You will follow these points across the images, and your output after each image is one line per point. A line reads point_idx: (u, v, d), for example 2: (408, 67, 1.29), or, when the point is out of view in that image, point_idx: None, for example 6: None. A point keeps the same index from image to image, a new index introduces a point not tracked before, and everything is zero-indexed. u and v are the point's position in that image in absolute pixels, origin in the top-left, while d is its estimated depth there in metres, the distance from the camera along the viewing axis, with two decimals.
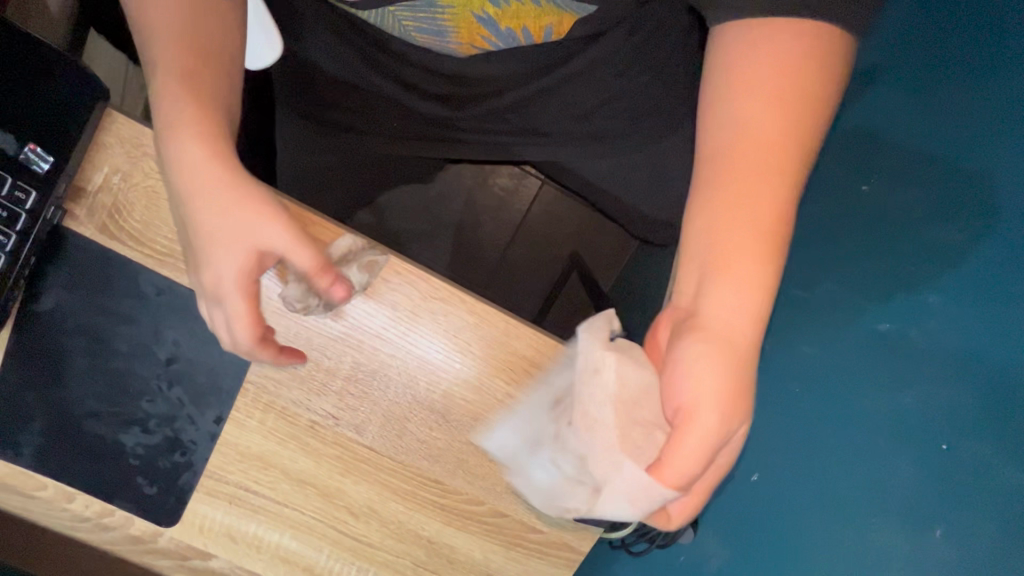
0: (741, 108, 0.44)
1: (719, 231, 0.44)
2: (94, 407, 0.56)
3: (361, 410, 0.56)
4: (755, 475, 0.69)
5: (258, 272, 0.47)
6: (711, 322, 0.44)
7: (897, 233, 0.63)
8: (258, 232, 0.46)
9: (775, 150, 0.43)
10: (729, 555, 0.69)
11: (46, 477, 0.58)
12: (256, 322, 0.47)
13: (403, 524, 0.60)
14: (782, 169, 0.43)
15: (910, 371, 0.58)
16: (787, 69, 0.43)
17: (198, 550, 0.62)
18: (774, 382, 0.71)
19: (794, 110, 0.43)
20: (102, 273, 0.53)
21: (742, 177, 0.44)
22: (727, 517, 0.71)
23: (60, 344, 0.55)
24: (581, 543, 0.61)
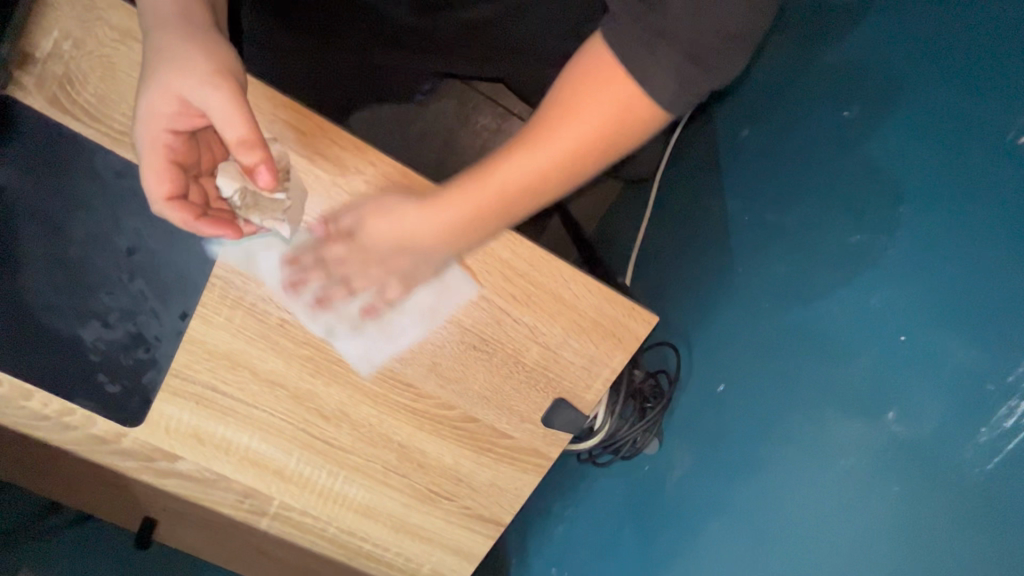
0: (580, 86, 0.44)
1: (478, 172, 0.47)
2: (50, 298, 0.54)
3: (332, 310, 0.55)
4: (722, 385, 0.68)
5: (181, 124, 0.47)
6: (378, 209, 0.50)
7: (899, 181, 0.54)
8: (193, 82, 0.45)
9: (549, 144, 0.45)
10: (693, 461, 0.69)
11: (1, 374, 0.57)
12: (168, 177, 0.47)
13: (374, 428, 0.60)
14: (563, 152, 0.45)
15: (873, 275, 0.54)
16: (624, 104, 0.43)
17: (165, 452, 0.61)
18: (738, 301, 0.71)
19: (579, 135, 0.45)
20: (49, 149, 0.50)
21: (526, 151, 0.46)
22: (696, 429, 0.70)
23: (10, 228, 0.52)
24: (550, 449, 0.62)
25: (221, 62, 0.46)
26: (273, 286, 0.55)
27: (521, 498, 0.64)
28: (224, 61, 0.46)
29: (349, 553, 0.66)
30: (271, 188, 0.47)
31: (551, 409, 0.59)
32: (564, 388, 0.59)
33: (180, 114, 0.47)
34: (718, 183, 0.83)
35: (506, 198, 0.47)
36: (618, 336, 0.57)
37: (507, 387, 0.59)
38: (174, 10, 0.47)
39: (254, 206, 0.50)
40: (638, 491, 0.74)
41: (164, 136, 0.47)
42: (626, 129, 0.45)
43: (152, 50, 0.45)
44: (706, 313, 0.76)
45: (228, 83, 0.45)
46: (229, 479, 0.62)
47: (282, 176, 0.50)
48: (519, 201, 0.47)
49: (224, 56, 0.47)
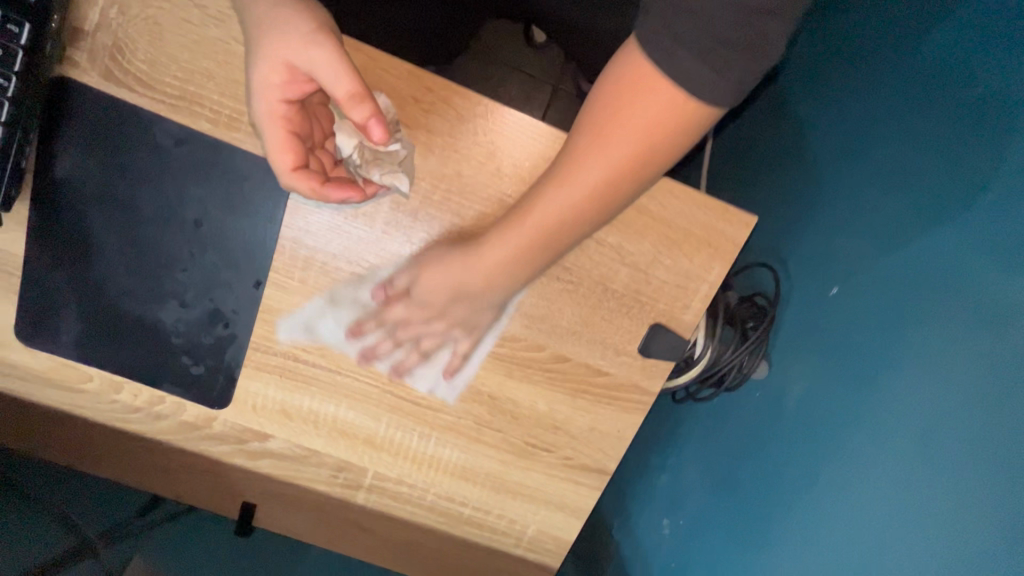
0: (614, 97, 0.42)
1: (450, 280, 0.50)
2: (125, 284, 0.54)
3: (405, 257, 0.53)
4: (835, 288, 0.58)
5: (293, 91, 0.46)
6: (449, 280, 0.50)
7: (1003, 37, 0.46)
8: (297, 41, 0.44)
9: (543, 206, 0.45)
10: (812, 374, 0.57)
11: (91, 368, 0.57)
12: (288, 145, 0.45)
13: (462, 381, 0.57)
14: (610, 162, 0.43)
15: (1010, 126, 0.44)
16: (613, 173, 0.44)
17: (255, 432, 0.60)
18: (837, 206, 0.62)
19: (611, 160, 0.43)
20: (108, 125, 0.49)
21: (518, 227, 0.46)
22: (807, 337, 0.59)
23: (81, 215, 0.52)
24: (651, 383, 0.57)
25: (319, 20, 0.45)
26: (342, 238, 0.53)
27: (625, 442, 0.59)
28: (323, 19, 0.45)
29: (451, 521, 0.63)
30: (384, 145, 0.45)
31: (648, 337, 0.55)
32: (660, 312, 0.54)
33: (289, 82, 0.45)
34: (783, 94, 0.77)
35: (496, 277, 0.49)
36: (714, 245, 0.52)
37: (598, 318, 0.55)
38: None
39: (374, 161, 0.48)
40: (745, 426, 0.63)
41: (277, 104, 0.45)
42: (626, 179, 0.44)
43: (252, 23, 0.44)
44: (794, 226, 0.68)
45: (331, 39, 0.44)
46: (321, 454, 0.60)
47: (392, 128, 0.48)
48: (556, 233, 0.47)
49: (317, 13, 0.45)
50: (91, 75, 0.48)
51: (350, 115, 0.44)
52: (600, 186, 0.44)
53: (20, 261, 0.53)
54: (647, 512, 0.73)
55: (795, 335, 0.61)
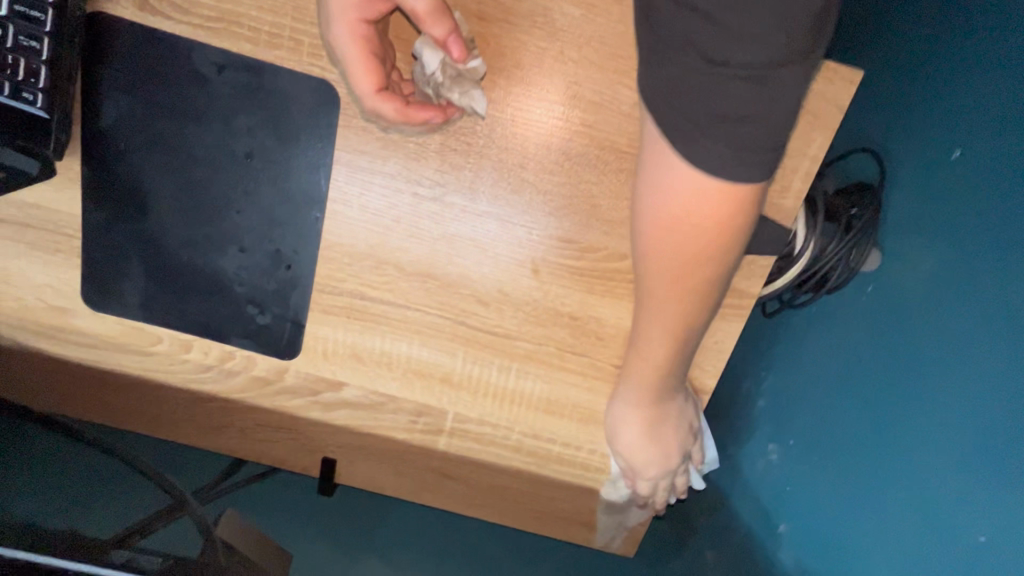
0: (660, 228, 0.36)
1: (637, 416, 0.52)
2: (182, 233, 0.52)
3: (469, 169, 0.49)
4: (956, 151, 0.49)
5: (373, 11, 0.43)
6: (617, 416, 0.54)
7: None
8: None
9: (644, 360, 0.46)
10: (939, 256, 0.49)
11: (159, 328, 0.55)
12: (370, 69, 0.44)
13: (540, 303, 0.53)
14: (673, 281, 0.38)
15: None
16: (686, 290, 0.38)
17: (328, 381, 0.57)
18: (939, 62, 0.53)
19: (677, 303, 0.39)
20: (149, 61, 0.47)
21: (648, 373, 0.47)
22: (925, 215, 0.51)
23: (130, 163, 0.49)
24: (750, 283, 0.51)
25: None
26: (400, 155, 0.49)
27: (724, 354, 0.54)
28: None
29: (540, 461, 0.59)
30: (463, 62, 0.45)
31: None
32: None
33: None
34: None
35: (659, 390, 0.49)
36: (813, 112, 0.46)
37: None
38: None
39: (455, 80, 0.45)
40: (852, 330, 0.56)
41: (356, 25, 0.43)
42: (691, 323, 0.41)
43: None
44: (875, 99, 0.60)
45: None
46: (398, 399, 0.57)
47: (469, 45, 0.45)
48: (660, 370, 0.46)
49: None
50: (127, 7, 0.46)
51: (429, 29, 0.43)
52: (684, 294, 0.39)
53: (77, 221, 0.52)
54: (740, 444, 0.67)
55: (902, 217, 0.54)
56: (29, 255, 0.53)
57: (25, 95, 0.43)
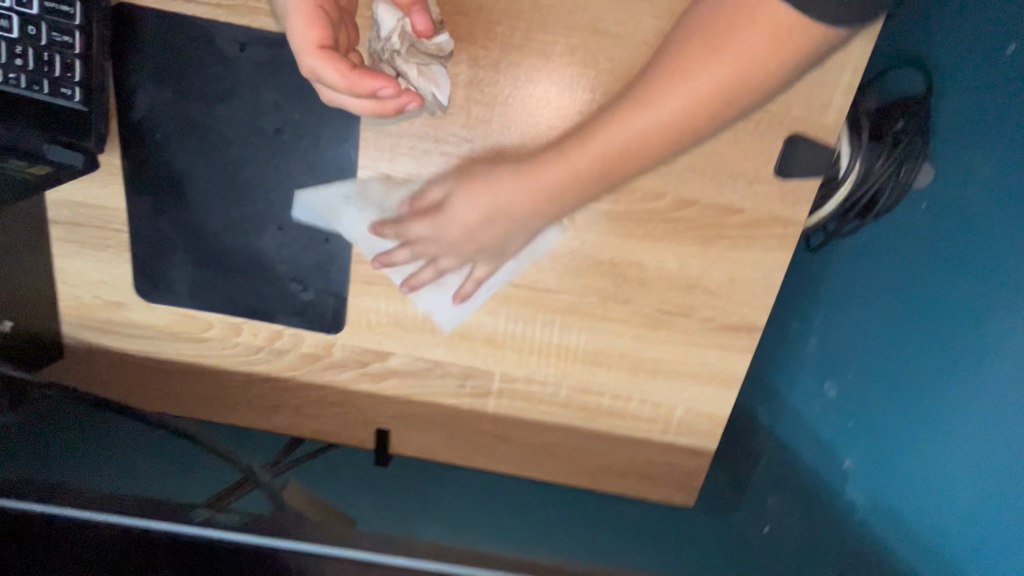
0: (687, 47, 0.42)
1: (522, 192, 0.48)
2: (222, 217, 0.53)
3: (495, 122, 0.49)
4: (1011, 47, 0.46)
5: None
6: (498, 195, 0.49)
7: None
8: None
9: (571, 163, 0.47)
10: (1000, 162, 0.46)
11: (209, 314, 0.57)
12: (315, 29, 0.41)
13: (577, 253, 0.52)
14: (667, 116, 0.43)
15: None
16: (638, 141, 0.45)
17: (375, 352, 0.58)
18: None
19: (632, 139, 0.45)
20: (173, 48, 0.48)
21: (528, 181, 0.48)
22: (979, 119, 0.48)
23: (167, 152, 0.51)
24: (795, 211, 0.49)
25: None
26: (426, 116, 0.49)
27: (773, 288, 0.52)
28: None
29: (591, 415, 0.59)
30: (424, 34, 0.44)
31: (784, 152, 0.47)
32: (794, 120, 0.47)
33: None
34: None
35: (563, 185, 0.47)
36: None
37: (719, 144, 0.48)
38: None
39: (409, 50, 0.45)
40: (908, 254, 0.54)
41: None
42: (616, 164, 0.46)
43: None
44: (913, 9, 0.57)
45: None
46: (443, 364, 0.58)
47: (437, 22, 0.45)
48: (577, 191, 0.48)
49: None
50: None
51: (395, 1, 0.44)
52: (627, 145, 0.45)
53: (123, 216, 0.54)
54: (798, 385, 0.65)
55: (952, 122, 0.50)
56: (82, 254, 0.55)
57: (64, 90, 0.45)
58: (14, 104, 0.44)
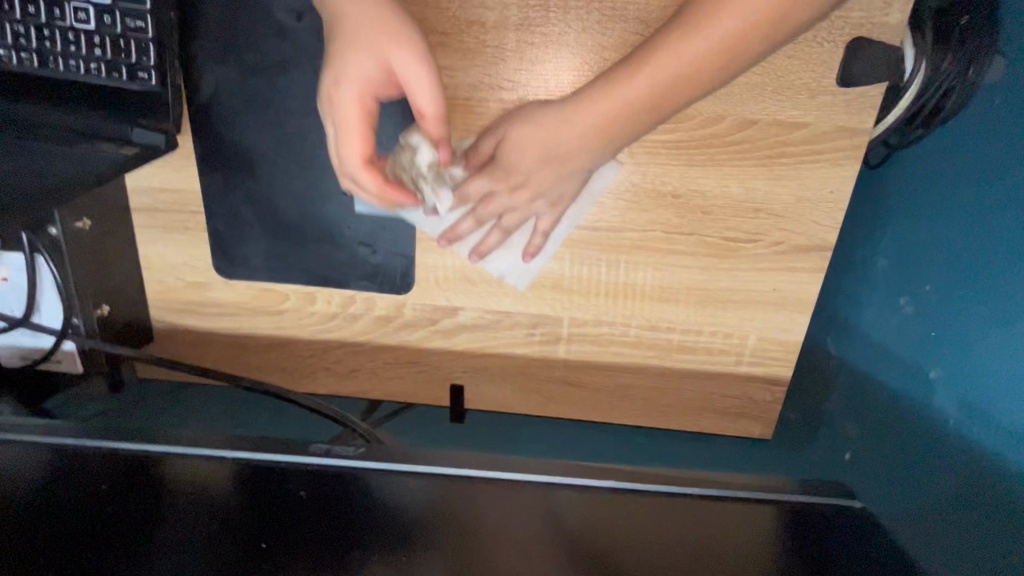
0: None
1: (574, 129, 0.47)
2: (291, 187, 0.55)
3: (549, 62, 0.49)
4: None
5: (380, 91, 0.48)
6: (548, 124, 0.48)
7: None
8: (406, 54, 0.45)
9: (622, 91, 0.45)
10: None
11: (285, 286, 0.60)
12: (365, 138, 0.47)
13: (639, 187, 0.52)
14: (716, 44, 0.43)
15: None
16: (687, 72, 0.44)
17: (445, 308, 0.59)
18: None
19: (681, 69, 0.44)
20: (234, 25, 0.50)
21: (580, 113, 0.47)
22: None
23: (234, 129, 0.53)
24: (862, 119, 0.48)
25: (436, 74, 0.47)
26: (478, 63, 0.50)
27: (843, 203, 0.51)
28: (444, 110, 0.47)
29: (662, 352, 0.59)
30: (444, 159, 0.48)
31: (847, 58, 0.46)
32: (855, 24, 0.46)
33: (379, 81, 0.47)
34: None
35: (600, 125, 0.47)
36: None
37: (779, 58, 0.47)
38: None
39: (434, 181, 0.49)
40: (979, 153, 0.51)
41: (363, 91, 0.46)
42: (662, 98, 0.45)
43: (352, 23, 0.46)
44: None
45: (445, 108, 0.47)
46: (512, 314, 0.59)
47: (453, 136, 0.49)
48: (624, 125, 0.47)
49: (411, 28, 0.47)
50: None
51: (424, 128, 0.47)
52: (675, 74, 0.44)
53: (199, 196, 0.56)
54: (869, 309, 0.63)
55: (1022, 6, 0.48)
56: (163, 238, 0.58)
57: (141, 74, 0.47)
58: (99, 93, 0.47)
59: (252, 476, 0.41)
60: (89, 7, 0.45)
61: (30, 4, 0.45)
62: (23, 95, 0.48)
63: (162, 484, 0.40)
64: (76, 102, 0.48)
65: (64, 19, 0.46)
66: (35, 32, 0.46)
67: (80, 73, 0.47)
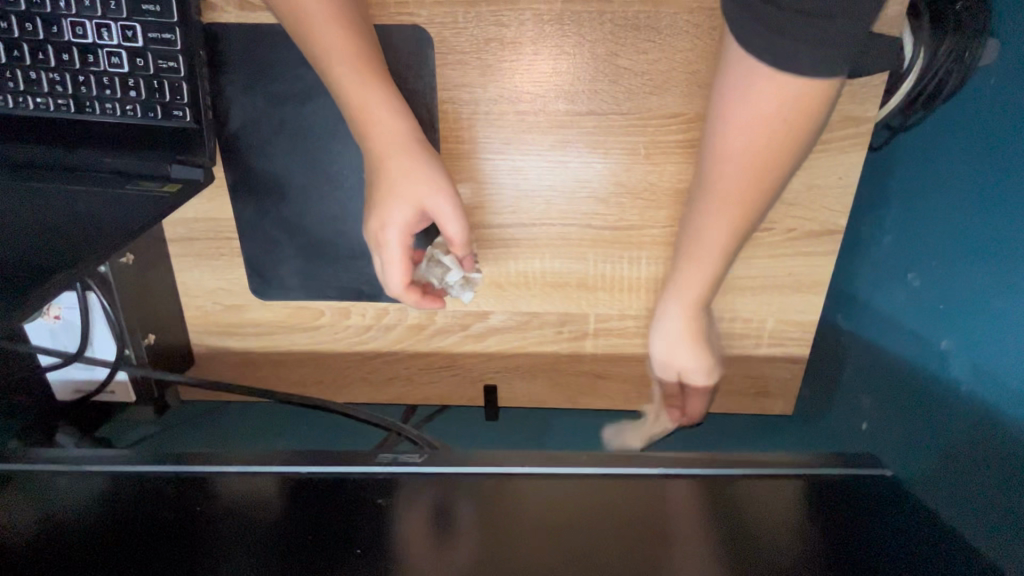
0: (736, 128, 0.40)
1: (699, 282, 0.49)
2: (320, 210, 0.57)
3: (562, 74, 0.51)
4: None
5: (419, 228, 0.49)
6: (689, 270, 0.49)
7: None
8: (438, 196, 0.47)
9: (700, 268, 0.48)
10: None
11: (320, 302, 0.62)
12: (407, 272, 0.49)
13: (657, 187, 0.55)
14: (738, 210, 0.44)
15: None
16: (735, 221, 0.44)
17: (475, 313, 0.62)
18: None
19: (731, 229, 0.45)
20: (261, 56, 0.51)
21: (694, 279, 0.49)
22: None
23: (264, 158, 0.55)
24: (867, 108, 0.51)
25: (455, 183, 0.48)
26: (497, 78, 0.51)
27: (851, 188, 0.54)
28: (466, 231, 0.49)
29: None
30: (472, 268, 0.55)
31: None
32: None
33: (417, 220, 0.48)
34: None
35: (706, 276, 0.49)
36: None
37: None
38: (399, 128, 0.47)
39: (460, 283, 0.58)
40: (981, 136, 0.53)
41: (401, 230, 0.48)
42: (734, 243, 0.46)
43: (382, 169, 0.47)
44: None
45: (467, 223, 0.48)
46: (540, 314, 0.61)
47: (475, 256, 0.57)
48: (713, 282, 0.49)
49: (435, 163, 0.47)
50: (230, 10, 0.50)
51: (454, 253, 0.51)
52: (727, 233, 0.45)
53: (232, 223, 0.58)
54: (880, 285, 0.66)
55: None
56: (200, 265, 0.61)
57: (175, 112, 0.49)
58: (136, 133, 0.49)
59: (306, 488, 0.44)
60: (121, 51, 0.47)
61: (64, 52, 0.47)
62: (61, 139, 0.50)
63: (216, 502, 0.43)
64: (113, 143, 0.49)
65: (98, 65, 0.47)
66: (71, 79, 0.48)
67: (116, 115, 0.49)
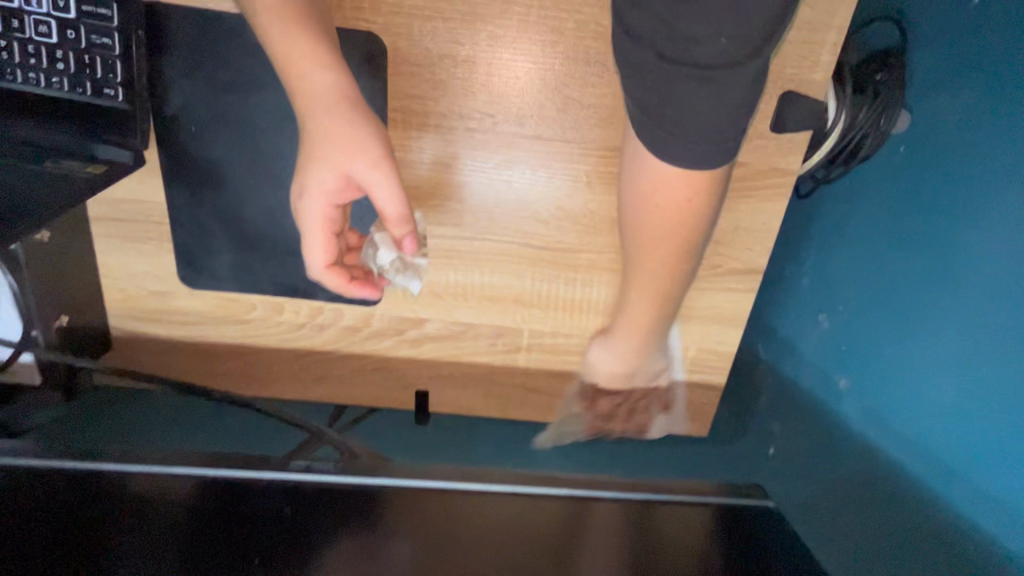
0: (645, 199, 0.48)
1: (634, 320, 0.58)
2: (258, 204, 0.56)
3: (513, 97, 0.52)
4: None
5: (343, 198, 0.47)
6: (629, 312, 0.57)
7: None
8: (362, 162, 0.45)
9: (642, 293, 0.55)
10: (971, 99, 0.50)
11: (253, 296, 0.61)
12: (327, 247, 0.49)
13: (596, 215, 0.57)
14: (660, 256, 0.51)
15: None
16: (668, 263, 0.52)
17: (412, 319, 0.62)
18: None
19: (673, 265, 0.52)
20: (206, 42, 0.50)
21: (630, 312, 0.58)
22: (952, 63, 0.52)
23: (202, 145, 0.53)
24: (791, 161, 0.55)
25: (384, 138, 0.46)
26: (449, 93, 0.52)
27: (773, 233, 0.58)
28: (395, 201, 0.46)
29: None
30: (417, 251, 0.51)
31: (780, 109, 0.52)
32: (787, 79, 0.52)
33: (342, 188, 0.47)
34: None
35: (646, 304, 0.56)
36: None
37: None
38: (333, 91, 0.45)
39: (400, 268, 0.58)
40: (892, 195, 0.58)
41: (322, 198, 0.46)
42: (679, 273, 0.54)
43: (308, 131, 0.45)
44: None
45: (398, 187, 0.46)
46: (477, 325, 0.63)
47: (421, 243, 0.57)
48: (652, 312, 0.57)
49: (366, 126, 0.45)
50: None
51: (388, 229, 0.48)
52: (666, 267, 0.52)
53: (163, 208, 0.56)
54: (796, 321, 0.71)
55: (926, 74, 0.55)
56: (125, 248, 0.58)
57: (107, 91, 0.47)
58: (62, 108, 0.47)
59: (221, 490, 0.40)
60: (51, 21, 0.45)
61: None
62: None
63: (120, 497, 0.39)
64: (35, 117, 0.46)
65: (23, 31, 0.45)
66: None
67: (39, 86, 0.46)
